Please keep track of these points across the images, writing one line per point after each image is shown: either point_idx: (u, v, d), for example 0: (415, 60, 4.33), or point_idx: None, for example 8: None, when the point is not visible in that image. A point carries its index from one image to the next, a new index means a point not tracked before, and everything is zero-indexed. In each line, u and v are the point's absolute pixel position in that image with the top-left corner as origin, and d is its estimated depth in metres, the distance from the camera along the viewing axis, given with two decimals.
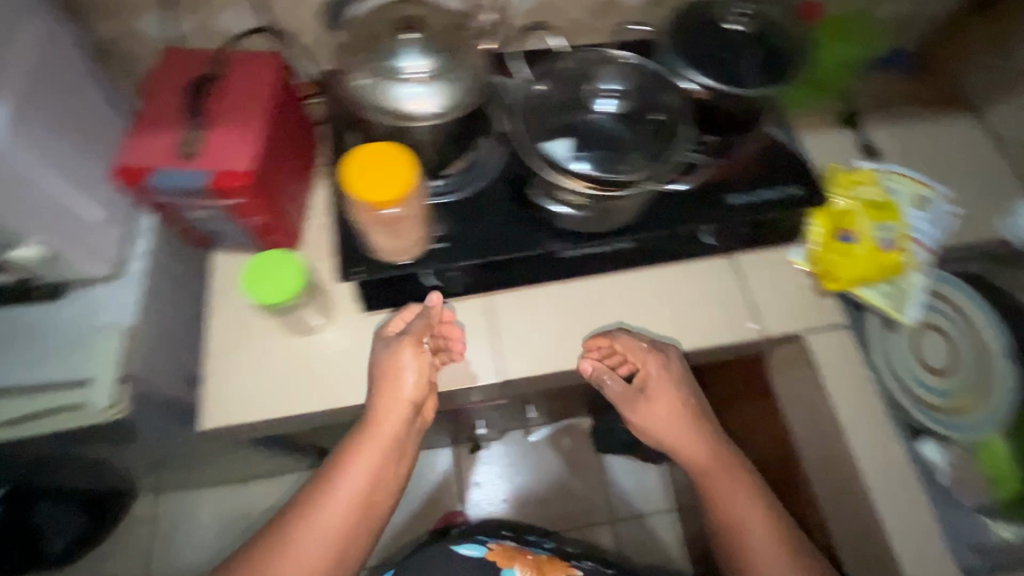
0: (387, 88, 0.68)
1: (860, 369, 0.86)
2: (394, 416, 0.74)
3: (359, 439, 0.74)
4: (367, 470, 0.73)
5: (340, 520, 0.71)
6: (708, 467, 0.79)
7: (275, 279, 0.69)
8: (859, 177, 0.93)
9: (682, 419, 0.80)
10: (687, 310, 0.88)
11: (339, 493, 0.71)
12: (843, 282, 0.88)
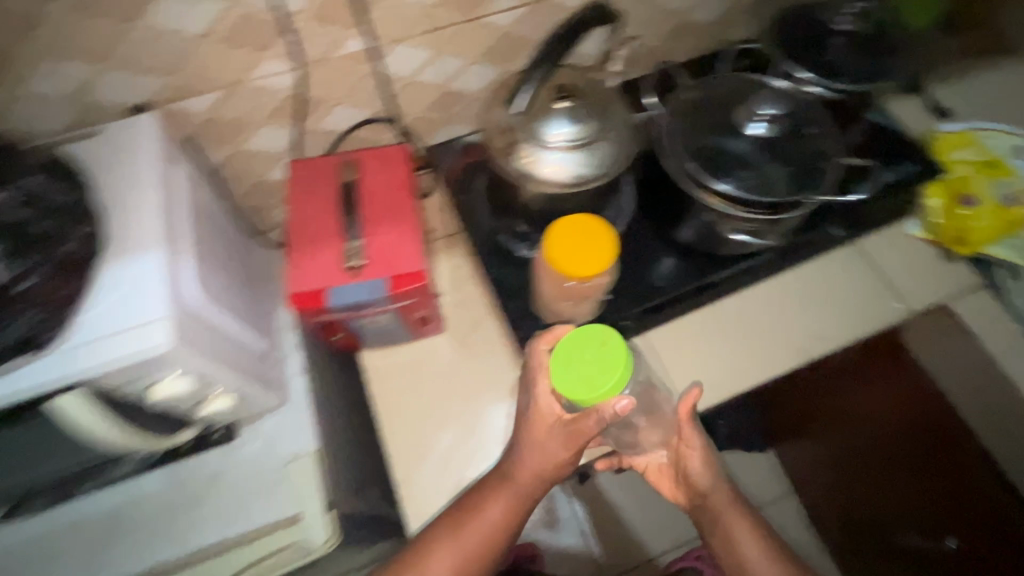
0: (546, 155, 0.66)
1: (1004, 319, 0.88)
2: (529, 470, 0.68)
3: (494, 481, 0.70)
4: (499, 508, 0.68)
5: (475, 543, 0.67)
6: (732, 531, 0.75)
7: (587, 366, 0.56)
8: (968, 147, 0.95)
9: (716, 494, 0.77)
10: (829, 302, 0.90)
11: (475, 521, 0.68)
12: (976, 246, 0.90)
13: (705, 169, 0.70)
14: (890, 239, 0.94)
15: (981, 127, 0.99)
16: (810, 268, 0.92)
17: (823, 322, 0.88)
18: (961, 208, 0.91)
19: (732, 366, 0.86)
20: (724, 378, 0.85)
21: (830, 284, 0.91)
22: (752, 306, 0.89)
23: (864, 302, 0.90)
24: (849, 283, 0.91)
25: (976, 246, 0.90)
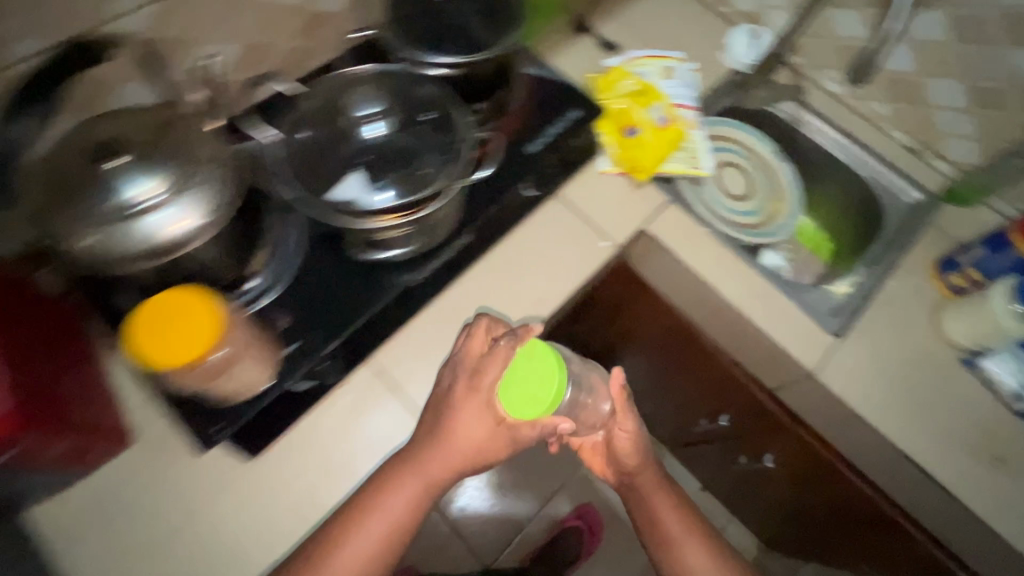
0: (148, 223, 0.56)
1: (693, 226, 0.97)
2: (453, 450, 0.71)
3: (414, 462, 0.71)
4: (410, 494, 0.70)
5: (379, 537, 0.68)
6: (652, 500, 0.90)
7: (530, 387, 0.65)
8: (622, 80, 1.01)
9: (640, 462, 0.93)
10: (547, 260, 0.90)
11: (385, 510, 0.69)
12: (650, 170, 0.96)
13: (361, 173, 0.75)
14: (586, 182, 0.97)
15: (632, 59, 1.06)
16: (522, 232, 0.91)
17: (546, 281, 0.88)
18: (619, 138, 0.97)
19: (473, 346, 0.82)
20: None
21: (545, 242, 0.92)
22: (475, 288, 0.85)
23: (578, 249, 0.92)
24: (561, 234, 0.93)
25: (644, 167, 0.96)
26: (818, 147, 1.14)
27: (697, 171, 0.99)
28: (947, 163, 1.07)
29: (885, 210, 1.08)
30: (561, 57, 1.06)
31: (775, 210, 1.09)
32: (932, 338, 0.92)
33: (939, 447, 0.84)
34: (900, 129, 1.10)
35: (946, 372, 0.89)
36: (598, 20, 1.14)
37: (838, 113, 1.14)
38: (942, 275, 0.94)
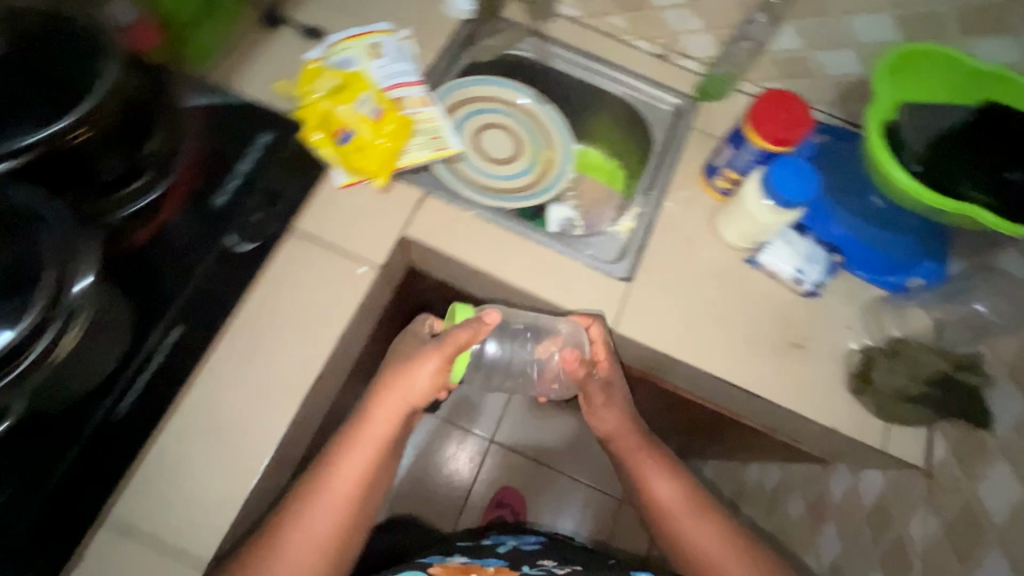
0: None
1: (455, 215, 0.88)
2: (383, 416, 0.75)
3: (355, 434, 0.74)
4: (358, 462, 0.72)
5: (333, 517, 0.69)
6: (647, 477, 0.83)
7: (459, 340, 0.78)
8: (321, 75, 0.86)
9: (626, 434, 0.86)
10: (296, 316, 0.78)
11: (339, 480, 0.71)
12: (383, 171, 0.84)
13: None
14: (320, 207, 0.83)
15: (332, 44, 0.91)
16: (258, 293, 0.78)
17: (301, 341, 0.77)
18: (336, 145, 0.83)
19: (233, 455, 0.71)
20: (226, 487, 0.69)
21: (289, 293, 0.79)
22: (217, 381, 0.73)
23: (330, 288, 0.80)
24: (305, 277, 0.80)
25: (377, 170, 0.84)
26: (572, 80, 1.07)
27: (447, 150, 0.90)
28: (692, 59, 1.03)
29: (650, 127, 1.04)
30: (253, 67, 0.89)
31: (545, 161, 1.03)
32: (712, 248, 0.91)
33: (740, 357, 0.85)
34: (642, 37, 1.04)
35: (733, 278, 0.90)
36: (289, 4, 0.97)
37: (579, 37, 1.06)
38: (710, 181, 0.93)
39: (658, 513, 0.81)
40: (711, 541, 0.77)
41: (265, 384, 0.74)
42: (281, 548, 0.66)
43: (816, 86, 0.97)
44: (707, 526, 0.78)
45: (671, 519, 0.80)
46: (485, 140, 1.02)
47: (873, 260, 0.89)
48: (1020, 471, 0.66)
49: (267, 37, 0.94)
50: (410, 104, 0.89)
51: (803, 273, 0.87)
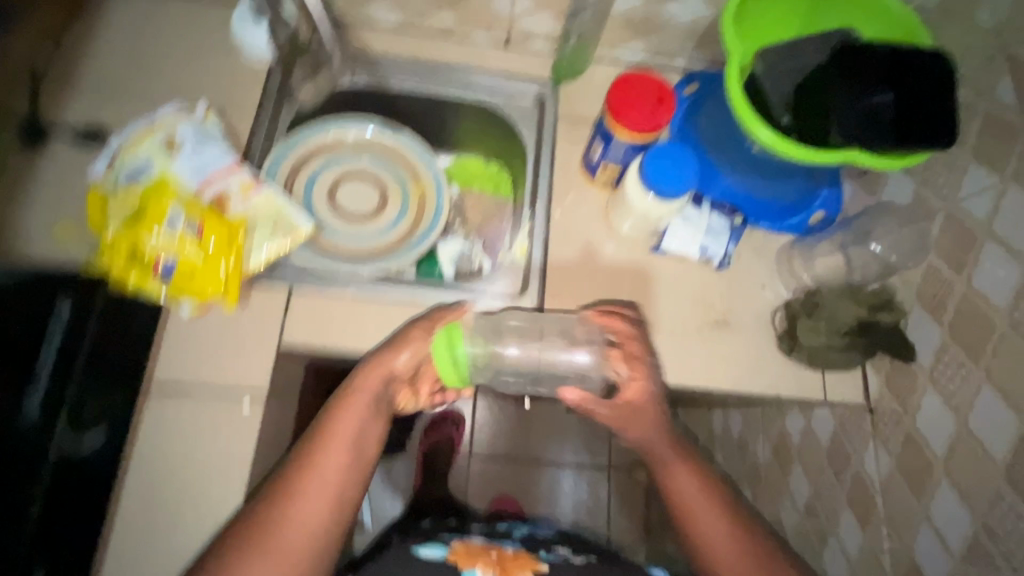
0: None
1: (332, 304, 0.77)
2: (376, 374, 0.70)
3: (348, 398, 0.69)
4: (351, 424, 0.67)
5: (335, 483, 0.64)
6: (672, 472, 0.74)
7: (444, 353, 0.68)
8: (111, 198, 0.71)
9: (658, 436, 0.74)
10: (184, 486, 0.68)
11: (335, 442, 0.66)
12: (230, 289, 0.73)
13: None
14: (172, 348, 0.72)
15: (115, 150, 0.75)
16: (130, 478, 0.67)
17: (200, 513, 0.67)
18: (161, 281, 0.71)
19: None
20: None
21: (170, 463, 0.68)
22: None
23: (214, 440, 0.69)
24: (180, 438, 0.69)
25: (219, 294, 0.72)
26: (419, 96, 0.95)
27: (302, 232, 0.80)
28: (539, 39, 0.92)
29: (516, 126, 0.94)
30: (34, 207, 0.74)
31: (420, 195, 0.92)
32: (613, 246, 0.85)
33: (673, 354, 0.81)
34: (478, 29, 0.92)
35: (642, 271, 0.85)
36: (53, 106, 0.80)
37: (410, 46, 0.93)
38: (594, 176, 0.86)
39: (685, 513, 0.72)
40: (732, 549, 0.70)
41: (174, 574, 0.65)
42: (283, 520, 0.61)
43: (673, 37, 0.90)
44: (726, 526, 0.71)
45: (694, 523, 0.71)
46: (345, 194, 0.90)
47: (769, 208, 0.87)
48: (951, 403, 0.67)
49: (35, 157, 0.76)
50: (235, 197, 0.76)
51: (708, 250, 0.83)
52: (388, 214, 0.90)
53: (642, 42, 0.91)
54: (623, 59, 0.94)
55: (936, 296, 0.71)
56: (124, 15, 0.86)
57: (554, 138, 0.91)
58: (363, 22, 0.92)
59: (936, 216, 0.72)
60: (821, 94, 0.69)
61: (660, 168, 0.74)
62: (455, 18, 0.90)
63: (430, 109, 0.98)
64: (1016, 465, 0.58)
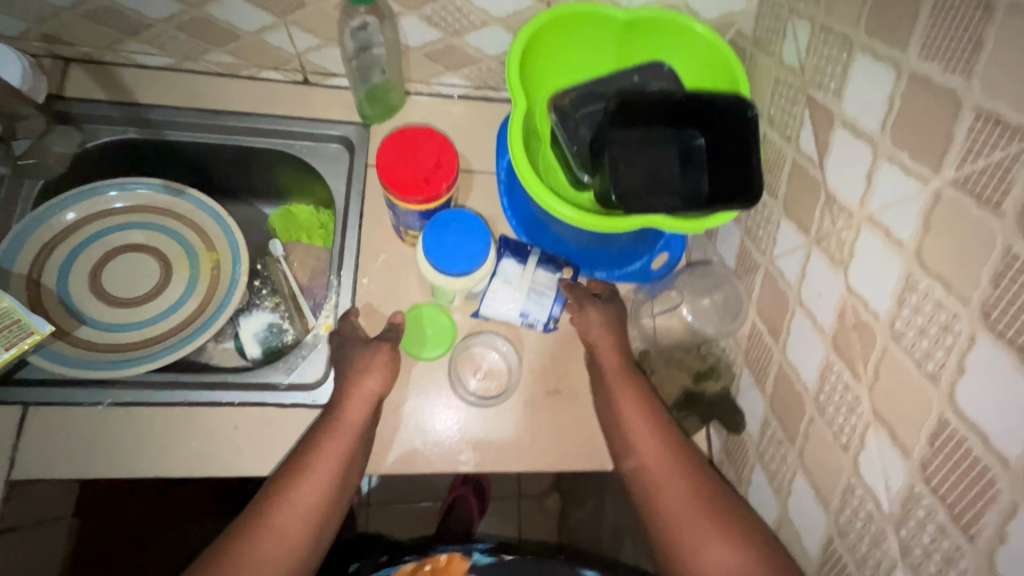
0: None
1: (81, 422, 0.66)
2: (361, 398, 0.64)
3: (331, 422, 0.62)
4: (336, 452, 0.60)
5: (310, 514, 0.57)
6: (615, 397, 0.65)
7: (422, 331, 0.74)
8: None
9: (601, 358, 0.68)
10: None
11: (316, 471, 0.59)
12: None
13: None
14: None
15: None
16: None
17: None
18: None
19: None
20: None
21: None
22: None
23: None
24: None
25: None
26: (206, 147, 0.81)
27: (37, 335, 0.65)
28: (340, 75, 0.80)
29: (324, 175, 0.82)
30: None
31: (213, 264, 0.79)
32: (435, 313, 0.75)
33: (497, 434, 0.72)
34: (266, 67, 0.79)
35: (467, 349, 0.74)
36: None
37: (187, 91, 0.79)
38: (402, 236, 0.75)
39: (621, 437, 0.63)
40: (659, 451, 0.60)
41: None
42: (240, 565, 0.53)
43: (490, 68, 0.79)
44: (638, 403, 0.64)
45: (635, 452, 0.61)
46: (117, 274, 0.77)
47: (605, 256, 0.78)
48: (773, 483, 0.61)
49: None
50: None
51: (529, 315, 0.72)
52: (174, 291, 0.78)
53: (458, 73, 0.80)
54: (442, 90, 0.83)
55: (759, 360, 0.64)
56: None
57: (365, 188, 0.80)
58: (125, 64, 0.77)
59: (758, 270, 0.65)
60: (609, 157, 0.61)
61: (441, 242, 0.62)
62: (235, 57, 0.77)
63: (226, 158, 0.84)
64: (827, 565, 0.52)
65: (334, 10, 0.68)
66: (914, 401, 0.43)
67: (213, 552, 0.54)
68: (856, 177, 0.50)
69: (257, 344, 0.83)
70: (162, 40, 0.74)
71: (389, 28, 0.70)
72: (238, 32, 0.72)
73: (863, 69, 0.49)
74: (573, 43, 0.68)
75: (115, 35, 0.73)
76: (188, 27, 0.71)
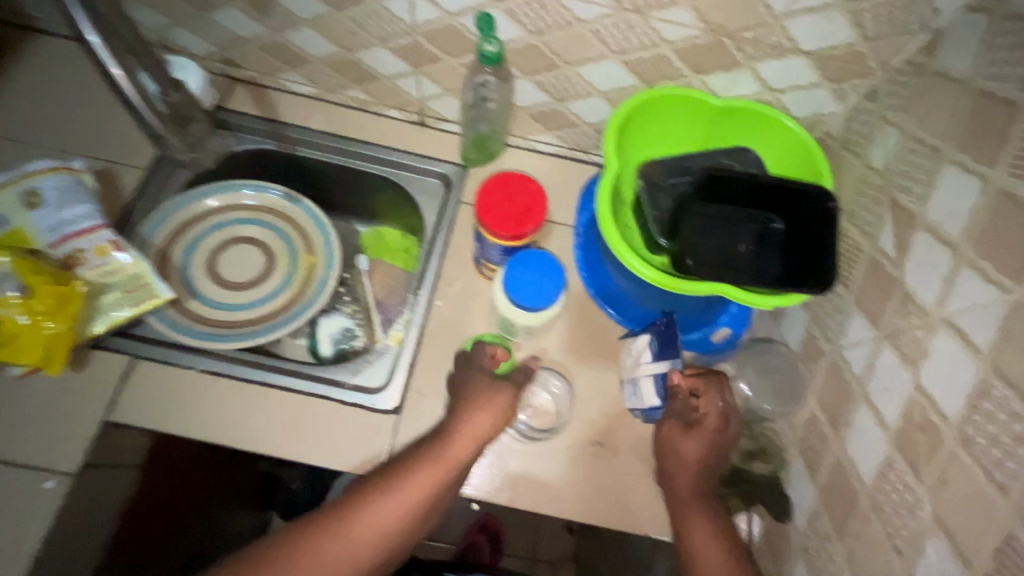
0: None
1: (174, 380, 0.73)
2: (467, 437, 0.67)
3: (434, 453, 0.65)
4: (427, 483, 0.63)
5: (385, 530, 0.60)
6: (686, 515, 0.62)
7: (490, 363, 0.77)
8: None
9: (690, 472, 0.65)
10: None
11: (403, 494, 0.62)
12: (57, 360, 0.67)
13: None
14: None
15: None
16: None
17: None
18: None
19: None
20: None
21: None
22: None
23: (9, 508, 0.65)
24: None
25: (36, 361, 0.66)
26: (325, 165, 0.93)
27: (157, 299, 0.76)
28: (453, 122, 0.91)
29: (420, 205, 0.91)
30: None
31: (309, 267, 0.88)
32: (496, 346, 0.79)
33: (535, 474, 0.73)
34: (391, 107, 0.91)
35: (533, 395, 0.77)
36: None
37: (322, 117, 0.92)
38: (481, 269, 0.81)
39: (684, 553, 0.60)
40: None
41: None
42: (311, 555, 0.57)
43: (585, 133, 0.87)
44: (710, 528, 0.61)
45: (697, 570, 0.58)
46: (228, 260, 0.87)
47: (666, 323, 0.79)
48: None
49: None
50: (87, 258, 0.73)
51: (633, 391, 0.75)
52: (270, 284, 0.87)
53: (554, 133, 0.88)
54: (537, 147, 0.91)
55: (814, 448, 0.63)
56: (45, 50, 0.88)
57: (453, 221, 0.87)
58: (277, 88, 0.92)
59: (823, 358, 0.65)
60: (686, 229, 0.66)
61: (524, 277, 0.67)
62: (369, 96, 0.89)
63: (340, 178, 0.95)
64: None
65: (461, 67, 0.78)
66: (981, 510, 0.42)
67: (295, 530, 0.60)
68: (935, 280, 0.51)
69: (329, 344, 0.90)
70: (314, 73, 0.88)
71: (504, 87, 0.80)
72: (377, 75, 0.84)
73: (950, 180, 0.51)
74: (671, 124, 0.75)
75: (278, 65, 0.87)
76: (338, 66, 0.84)
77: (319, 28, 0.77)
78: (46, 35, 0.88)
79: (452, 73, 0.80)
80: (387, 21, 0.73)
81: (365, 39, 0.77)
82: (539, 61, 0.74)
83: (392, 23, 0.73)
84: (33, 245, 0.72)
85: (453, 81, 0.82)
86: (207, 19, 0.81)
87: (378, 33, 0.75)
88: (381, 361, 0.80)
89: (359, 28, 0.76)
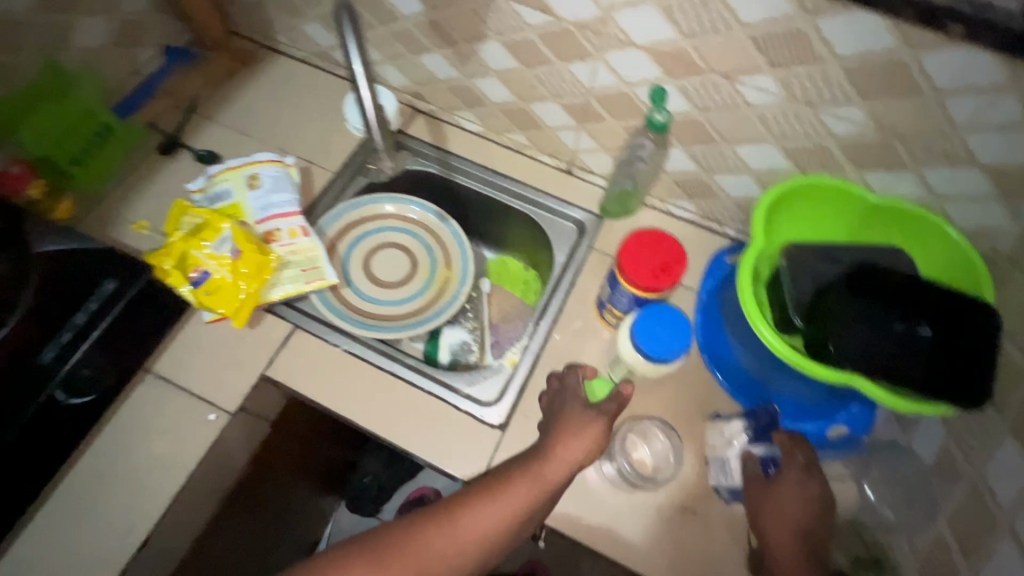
0: None
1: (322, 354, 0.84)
2: (565, 460, 0.69)
3: (532, 468, 0.68)
4: (525, 495, 0.66)
5: (487, 533, 0.64)
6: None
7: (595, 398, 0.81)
8: (187, 214, 0.86)
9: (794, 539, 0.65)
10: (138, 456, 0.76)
11: (503, 502, 0.65)
12: (243, 315, 0.81)
13: None
14: (188, 342, 0.83)
15: (215, 173, 0.92)
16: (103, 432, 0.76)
17: (138, 484, 0.74)
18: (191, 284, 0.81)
19: None
20: None
21: (137, 435, 0.77)
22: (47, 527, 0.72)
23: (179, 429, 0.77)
24: (157, 417, 0.78)
25: (229, 313, 0.81)
26: (476, 194, 1.04)
27: (324, 282, 0.88)
28: (599, 175, 0.98)
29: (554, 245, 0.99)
30: (135, 200, 0.93)
31: (445, 280, 0.98)
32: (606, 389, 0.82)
33: (624, 524, 0.74)
34: (546, 153, 1.00)
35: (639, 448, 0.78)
36: (194, 128, 1.01)
37: (483, 152, 1.03)
38: (603, 313, 0.86)
39: None
40: None
41: (100, 527, 0.72)
42: (422, 546, 0.62)
43: (725, 206, 0.90)
44: None
45: None
46: (379, 259, 0.99)
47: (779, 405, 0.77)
48: None
49: (165, 163, 0.97)
50: (282, 236, 0.87)
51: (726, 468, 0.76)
52: (409, 288, 0.98)
53: (694, 201, 0.92)
54: (674, 211, 0.95)
55: None
56: (281, 66, 1.08)
57: (583, 264, 0.93)
58: (451, 122, 1.05)
59: (962, 480, 0.61)
60: (826, 315, 0.66)
61: (651, 324, 0.71)
62: (529, 141, 1.00)
63: (486, 207, 1.05)
64: None
65: (623, 129, 0.86)
66: None
67: (408, 521, 0.65)
68: None
69: (446, 353, 0.97)
70: (487, 115, 1.00)
71: (659, 152, 0.86)
72: (543, 125, 0.94)
73: None
74: (824, 210, 0.76)
75: (459, 104, 1.01)
76: (510, 112, 0.95)
77: (507, 80, 0.89)
78: (284, 55, 1.09)
79: (613, 132, 0.88)
80: (569, 82, 0.83)
81: (545, 94, 0.88)
82: (699, 134, 0.80)
83: (573, 83, 0.83)
84: (246, 218, 0.88)
85: (611, 140, 0.89)
86: (414, 60, 0.96)
87: (557, 91, 0.85)
88: (494, 379, 0.86)
89: (541, 84, 0.86)
